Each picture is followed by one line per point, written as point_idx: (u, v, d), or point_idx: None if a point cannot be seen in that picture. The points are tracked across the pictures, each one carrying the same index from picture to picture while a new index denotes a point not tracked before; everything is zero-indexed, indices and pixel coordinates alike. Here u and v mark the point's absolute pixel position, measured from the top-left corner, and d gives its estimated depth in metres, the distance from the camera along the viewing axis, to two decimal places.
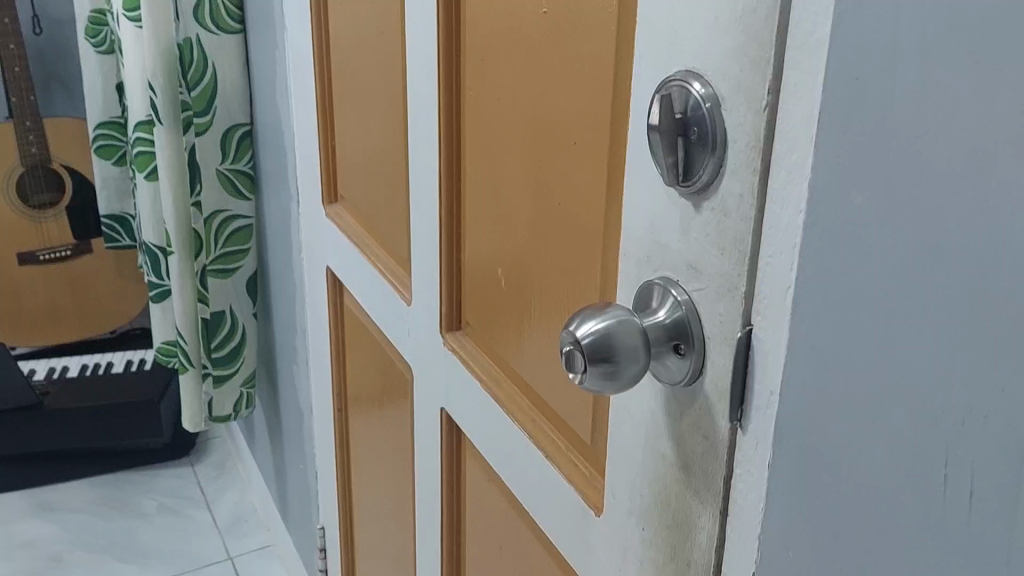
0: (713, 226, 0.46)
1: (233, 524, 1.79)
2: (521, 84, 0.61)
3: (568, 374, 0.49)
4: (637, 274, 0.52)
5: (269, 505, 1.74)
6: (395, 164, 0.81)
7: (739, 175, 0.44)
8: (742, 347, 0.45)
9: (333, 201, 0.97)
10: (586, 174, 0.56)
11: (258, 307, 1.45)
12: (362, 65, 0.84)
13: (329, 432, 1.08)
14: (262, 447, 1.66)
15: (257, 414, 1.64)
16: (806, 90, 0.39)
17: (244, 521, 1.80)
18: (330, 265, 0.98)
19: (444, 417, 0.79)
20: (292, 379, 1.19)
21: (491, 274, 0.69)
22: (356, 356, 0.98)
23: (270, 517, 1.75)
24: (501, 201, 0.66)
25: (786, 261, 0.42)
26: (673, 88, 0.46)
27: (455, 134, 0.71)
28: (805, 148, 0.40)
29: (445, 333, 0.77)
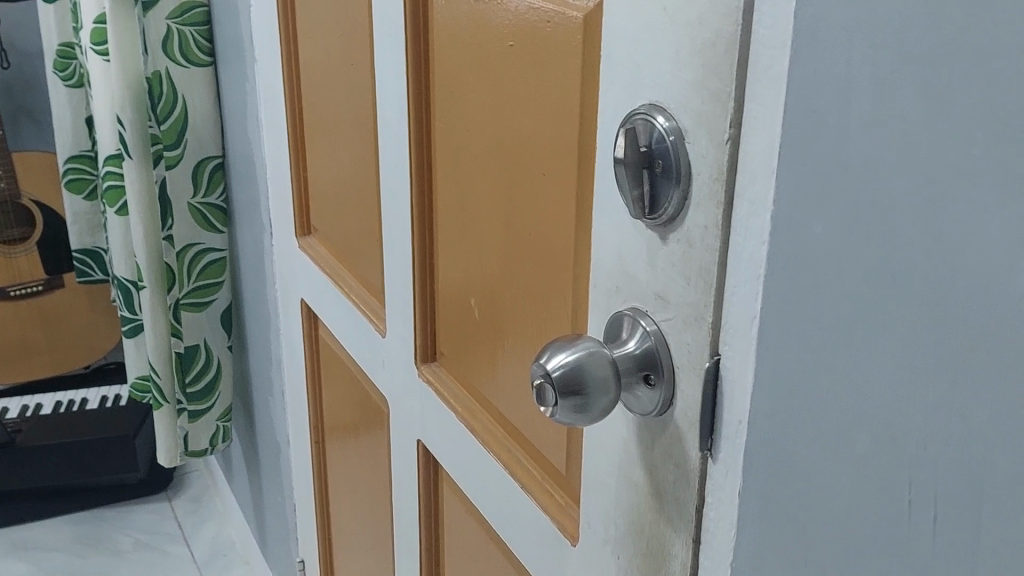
0: (679, 257, 0.46)
1: (212, 558, 1.78)
2: (490, 118, 0.61)
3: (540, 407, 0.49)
4: (606, 304, 0.52)
5: (248, 537, 1.73)
6: (367, 197, 0.81)
7: (703, 206, 0.44)
8: (710, 377, 0.46)
9: (306, 234, 0.97)
10: (555, 205, 0.56)
11: (233, 339, 1.44)
12: (332, 99, 0.85)
13: (307, 465, 1.07)
14: (240, 479, 1.65)
15: (235, 446, 1.62)
16: (765, 123, 0.40)
17: (223, 554, 1.79)
18: (305, 298, 0.98)
19: (421, 449, 0.79)
20: (268, 411, 1.19)
21: (465, 305, 0.69)
22: (332, 389, 0.98)
23: (249, 549, 1.73)
24: (472, 233, 0.66)
25: (751, 291, 0.43)
26: (637, 121, 0.46)
27: (426, 166, 0.71)
28: (767, 179, 0.41)
29: (419, 365, 0.77)
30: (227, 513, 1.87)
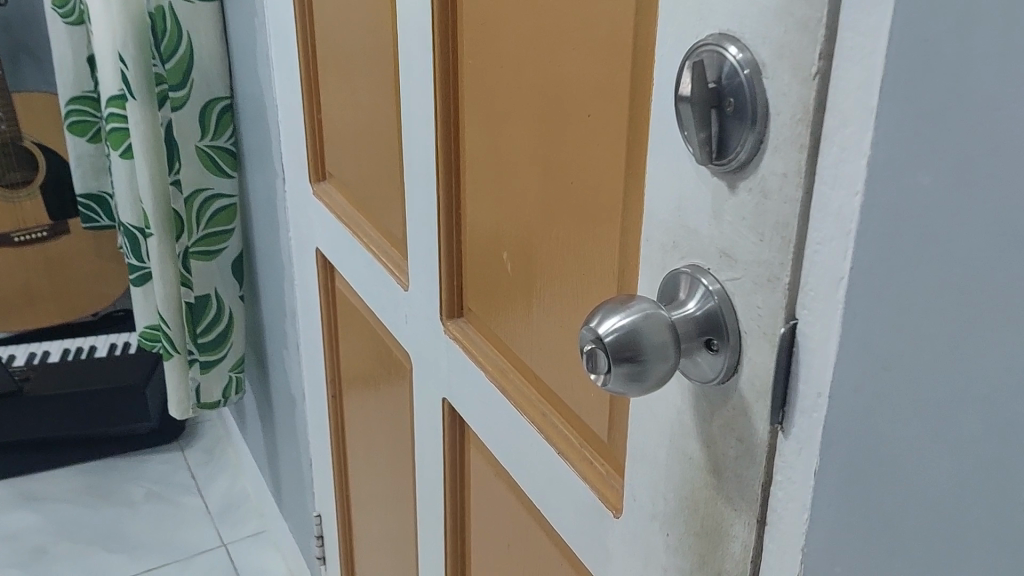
0: (750, 209, 0.41)
1: (226, 510, 1.75)
2: (527, 51, 0.56)
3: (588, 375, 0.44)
4: (661, 260, 0.47)
5: (261, 489, 1.70)
6: (387, 139, 0.76)
7: (783, 151, 0.39)
8: (785, 343, 0.41)
9: (321, 179, 0.91)
10: (603, 147, 0.51)
11: (244, 288, 1.39)
12: (350, 34, 0.79)
13: (324, 420, 1.03)
14: (253, 430, 1.61)
15: (247, 397, 1.59)
16: (863, 55, 0.35)
17: (237, 506, 1.76)
18: (320, 246, 0.92)
19: (446, 408, 0.74)
20: (281, 363, 1.14)
21: (496, 258, 0.64)
22: (350, 342, 0.93)
23: (264, 502, 1.71)
24: (505, 179, 0.61)
25: (838, 249, 0.37)
26: (704, 54, 0.41)
27: (453, 106, 0.66)
28: (864, 120, 0.35)
29: (445, 321, 0.72)
30: (240, 465, 1.84)
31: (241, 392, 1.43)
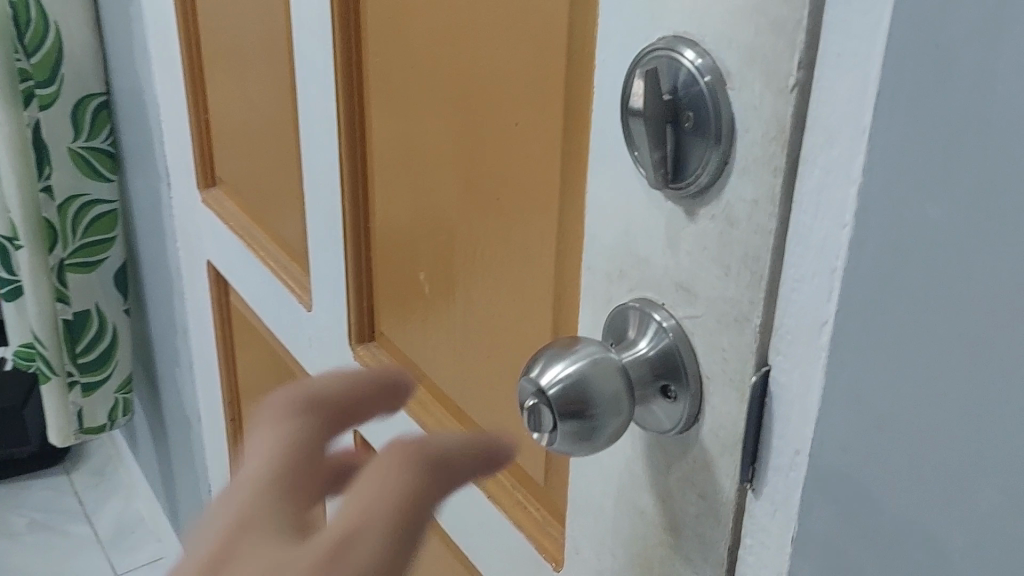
0: (713, 238, 0.35)
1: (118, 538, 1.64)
2: (442, 48, 0.50)
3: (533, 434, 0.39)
4: (606, 291, 0.41)
5: (155, 512, 1.59)
6: (284, 144, 0.69)
7: (753, 173, 0.33)
8: (756, 393, 0.35)
9: (211, 185, 0.83)
10: (534, 157, 0.45)
11: (129, 302, 1.29)
12: (238, 26, 0.71)
13: (222, 445, 0.95)
14: (145, 451, 1.50)
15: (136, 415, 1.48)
16: (854, 64, 0.29)
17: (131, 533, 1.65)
18: (211, 258, 0.84)
19: (358, 441, 0.67)
20: (173, 383, 1.05)
21: (412, 277, 0.58)
22: (250, 363, 0.85)
23: (159, 526, 1.60)
24: (421, 192, 0.55)
25: (820, 289, 0.32)
26: (656, 61, 0.35)
27: (358, 108, 0.59)
28: (855, 140, 0.30)
29: (355, 346, 0.65)
30: (133, 487, 1.73)
31: (129, 414, 1.35)
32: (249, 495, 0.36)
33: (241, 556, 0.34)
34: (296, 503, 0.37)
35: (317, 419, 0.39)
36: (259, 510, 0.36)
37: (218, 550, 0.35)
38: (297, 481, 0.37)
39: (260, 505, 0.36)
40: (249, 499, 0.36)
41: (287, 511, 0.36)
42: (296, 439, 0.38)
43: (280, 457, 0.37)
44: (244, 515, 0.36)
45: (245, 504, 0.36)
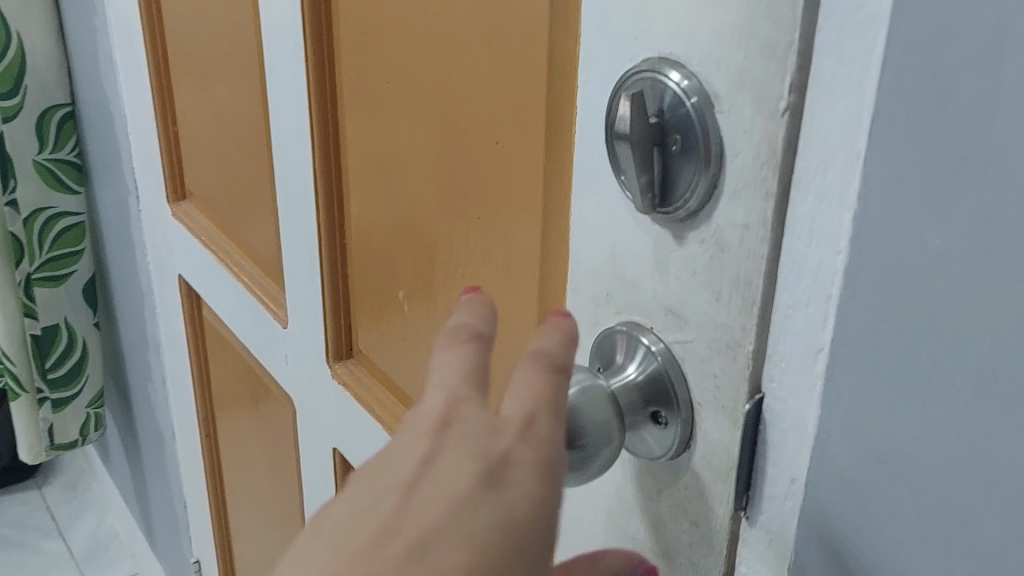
0: (704, 263, 0.35)
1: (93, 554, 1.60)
2: (419, 63, 0.48)
3: None
4: (593, 314, 0.40)
5: (130, 527, 1.56)
6: (256, 158, 0.67)
7: (743, 198, 0.32)
8: (749, 421, 0.35)
9: (181, 199, 0.81)
10: (518, 176, 0.44)
11: (98, 315, 1.27)
12: (206, 38, 0.69)
13: (198, 462, 0.93)
14: (118, 466, 1.48)
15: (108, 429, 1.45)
16: (849, 89, 0.29)
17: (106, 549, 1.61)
18: (182, 272, 0.83)
19: (338, 459, 0.66)
20: (147, 398, 1.03)
21: (391, 295, 0.57)
22: (224, 378, 0.83)
23: (134, 541, 1.57)
24: (400, 208, 0.54)
25: (815, 316, 0.31)
26: (641, 82, 0.35)
27: (332, 123, 0.57)
28: (850, 166, 0.29)
29: (333, 364, 0.64)
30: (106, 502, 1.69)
31: (101, 427, 1.33)
32: (446, 400, 0.33)
33: (455, 452, 0.31)
34: (483, 398, 0.34)
35: (485, 318, 0.36)
36: (458, 410, 0.33)
37: (425, 450, 0.32)
38: (482, 378, 0.34)
39: (457, 406, 0.33)
40: (445, 401, 0.33)
41: (481, 409, 0.33)
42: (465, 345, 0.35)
43: (465, 361, 0.34)
44: (444, 418, 0.32)
45: (441, 407, 0.33)
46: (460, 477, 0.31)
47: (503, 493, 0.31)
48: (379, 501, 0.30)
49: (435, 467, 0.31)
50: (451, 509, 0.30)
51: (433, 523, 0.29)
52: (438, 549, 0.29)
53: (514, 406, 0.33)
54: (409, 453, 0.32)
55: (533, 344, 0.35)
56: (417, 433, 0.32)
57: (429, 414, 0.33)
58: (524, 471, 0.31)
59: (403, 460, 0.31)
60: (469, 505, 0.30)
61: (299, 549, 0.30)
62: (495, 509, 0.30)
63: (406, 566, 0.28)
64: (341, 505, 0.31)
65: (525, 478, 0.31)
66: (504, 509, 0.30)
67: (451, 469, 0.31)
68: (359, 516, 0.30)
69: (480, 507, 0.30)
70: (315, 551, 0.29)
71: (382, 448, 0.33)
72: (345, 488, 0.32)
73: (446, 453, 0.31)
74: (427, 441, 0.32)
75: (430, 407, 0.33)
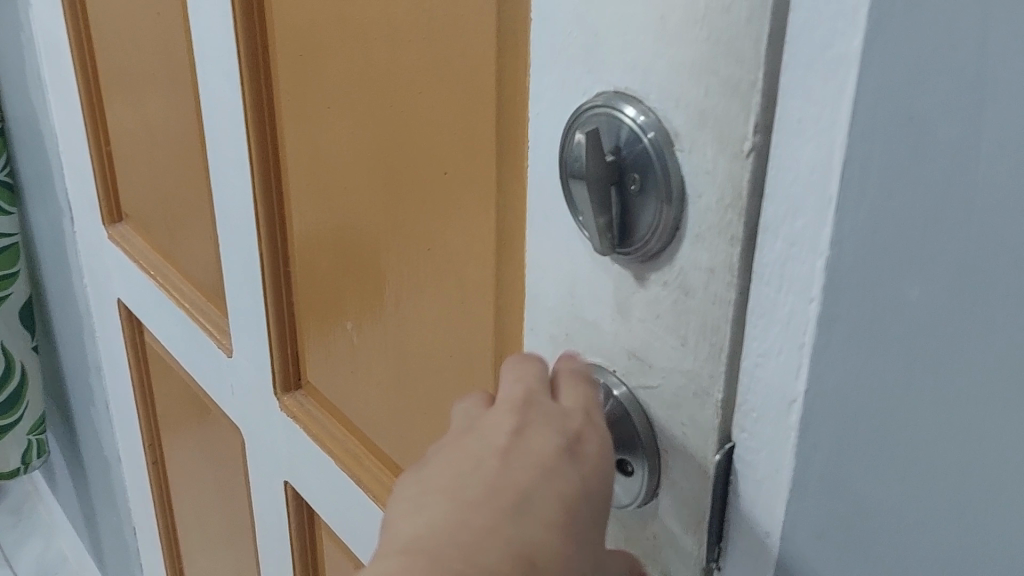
0: (668, 306, 0.33)
1: None
2: (360, 90, 0.46)
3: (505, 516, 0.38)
4: (552, 356, 0.39)
5: (81, 552, 1.51)
6: (193, 183, 0.64)
7: (707, 241, 0.31)
8: (720, 472, 0.33)
9: (118, 221, 0.78)
10: (468, 208, 0.42)
11: (38, 337, 1.23)
12: (138, 57, 0.66)
13: (146, 490, 0.90)
14: (66, 490, 1.43)
15: (53, 452, 1.40)
16: (817, 130, 0.27)
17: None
18: (121, 297, 0.79)
19: (289, 492, 0.63)
20: (91, 424, 1.00)
21: (338, 327, 0.55)
22: (169, 406, 0.80)
23: (84, 566, 1.51)
24: (345, 237, 0.51)
25: (787, 365, 0.30)
26: (595, 119, 0.33)
27: (272, 149, 0.55)
28: (821, 212, 0.28)
29: (281, 396, 0.61)
30: (54, 524, 1.57)
31: (44, 454, 1.30)
32: (521, 391, 0.35)
33: (539, 427, 0.33)
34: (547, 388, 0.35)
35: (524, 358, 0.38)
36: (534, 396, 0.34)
37: (513, 425, 0.34)
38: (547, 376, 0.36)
39: (532, 394, 0.35)
40: (521, 390, 0.35)
41: (552, 398, 0.35)
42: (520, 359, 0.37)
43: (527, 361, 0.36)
44: (523, 402, 0.35)
45: (518, 395, 0.35)
46: (545, 449, 0.32)
47: (581, 464, 0.32)
48: (478, 468, 0.32)
49: (521, 440, 0.33)
50: (542, 474, 0.32)
51: (528, 482, 0.32)
52: (535, 506, 0.31)
53: (573, 396, 0.35)
54: (496, 430, 0.34)
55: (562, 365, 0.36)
56: (501, 413, 0.34)
57: (508, 401, 0.35)
58: (596, 447, 0.33)
59: (492, 434, 0.33)
60: (555, 469, 0.32)
61: (414, 502, 0.32)
62: (577, 477, 0.32)
63: (512, 519, 0.30)
64: (443, 469, 0.33)
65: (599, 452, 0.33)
66: (583, 480, 0.32)
67: (537, 440, 0.33)
68: (463, 475, 0.32)
69: (564, 473, 0.32)
70: (430, 504, 0.31)
71: (464, 430, 0.35)
72: (440, 457, 0.34)
73: (534, 425, 0.33)
74: (513, 418, 0.34)
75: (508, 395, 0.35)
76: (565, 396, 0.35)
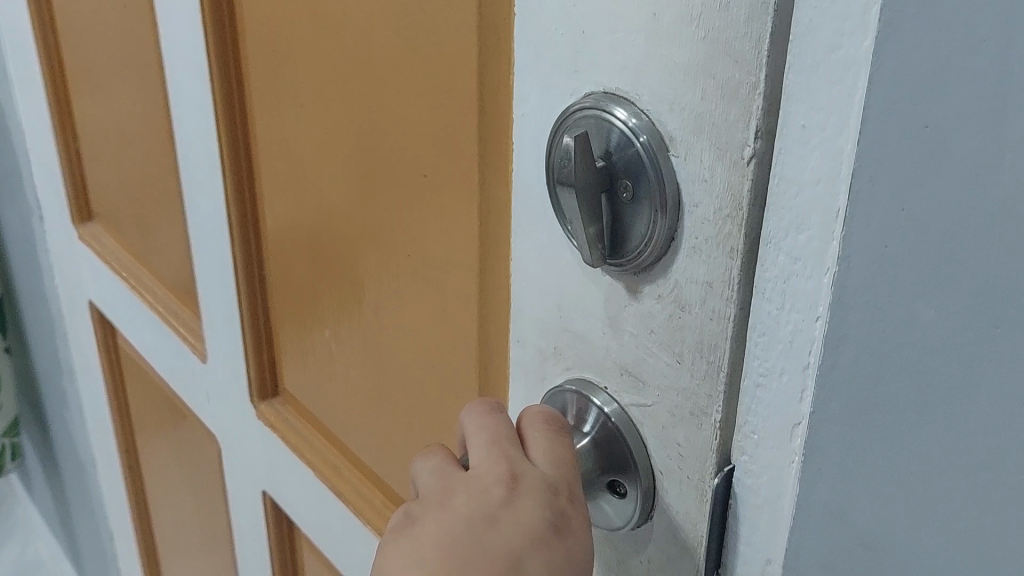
0: (662, 321, 0.31)
1: None
2: (335, 90, 0.44)
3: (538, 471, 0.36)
4: (538, 370, 0.37)
5: (60, 554, 1.48)
6: (164, 182, 0.62)
7: (704, 255, 0.29)
8: (719, 496, 0.31)
9: (87, 220, 0.76)
10: (449, 214, 0.40)
11: (10, 336, 1.20)
12: (104, 51, 0.64)
13: (122, 495, 0.88)
14: (42, 492, 1.40)
15: (30, 454, 1.37)
16: (825, 139, 0.25)
17: None
18: (93, 299, 0.77)
19: (267, 502, 0.61)
20: (66, 427, 0.97)
21: (315, 333, 0.53)
22: (143, 410, 0.78)
23: (64, 568, 1.49)
24: (323, 241, 0.49)
25: (790, 387, 0.28)
26: (585, 122, 0.31)
27: (244, 149, 0.53)
28: (828, 225, 0.26)
29: (257, 404, 0.59)
30: (32, 526, 1.54)
31: (19, 456, 1.27)
32: (503, 460, 0.33)
33: (525, 499, 0.32)
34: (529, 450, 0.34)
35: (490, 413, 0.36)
36: (518, 462, 0.33)
37: (500, 494, 0.32)
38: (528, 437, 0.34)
39: (514, 459, 0.33)
40: (503, 456, 0.34)
41: (530, 466, 0.33)
42: (493, 423, 0.35)
43: (501, 425, 0.35)
44: (506, 469, 0.33)
45: (502, 457, 0.34)
46: (534, 519, 0.32)
47: (569, 537, 0.32)
48: (466, 535, 0.31)
49: (508, 508, 0.32)
50: (530, 546, 0.31)
51: (517, 558, 0.31)
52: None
53: (552, 464, 0.33)
54: (482, 501, 0.32)
55: (532, 409, 0.35)
56: (486, 481, 0.33)
57: (493, 470, 0.33)
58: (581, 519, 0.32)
59: (478, 500, 0.32)
60: (542, 546, 0.31)
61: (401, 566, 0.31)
62: (561, 558, 0.31)
63: None
64: (428, 539, 0.32)
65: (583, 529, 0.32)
66: (568, 558, 0.31)
67: (524, 511, 0.32)
68: (450, 544, 0.31)
69: (551, 550, 0.31)
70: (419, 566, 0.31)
71: (447, 490, 0.34)
72: (425, 522, 0.33)
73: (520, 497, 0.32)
74: (500, 487, 0.33)
75: (492, 459, 0.34)
76: (545, 465, 0.33)
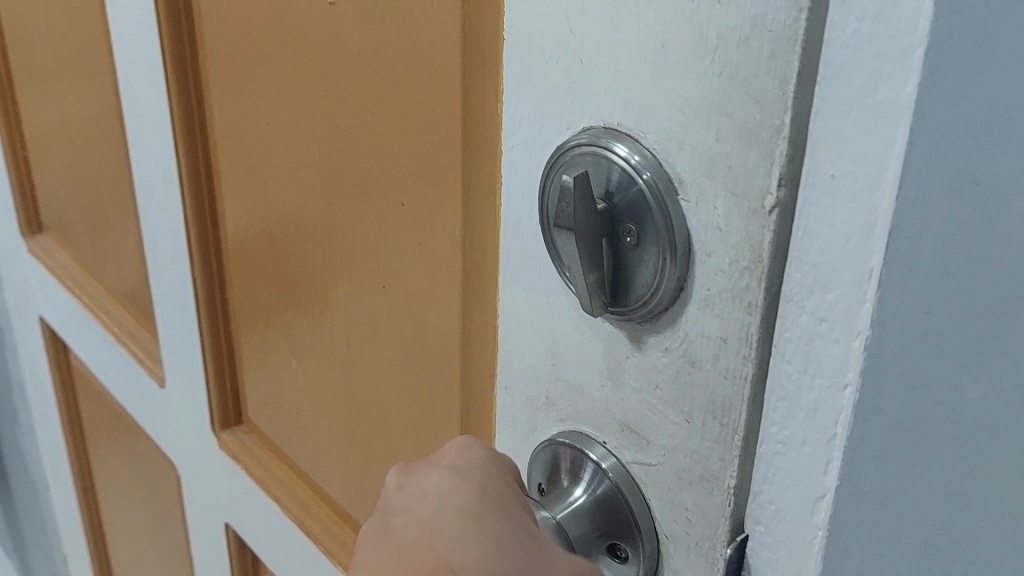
0: (670, 376, 0.28)
1: None
2: (301, 105, 0.41)
3: (558, 486, 0.33)
4: (528, 419, 0.34)
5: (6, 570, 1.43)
6: (118, 197, 0.58)
7: (718, 308, 0.26)
8: (732, 566, 0.28)
9: (37, 232, 0.72)
10: (428, 246, 0.37)
11: None
12: (54, 57, 0.60)
13: (77, 517, 0.84)
14: None
15: None
16: (857, 190, 0.22)
17: None
18: (45, 315, 0.73)
19: (230, 535, 0.58)
20: (16, 444, 0.93)
21: (282, 359, 0.50)
22: (97, 431, 0.74)
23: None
24: (289, 263, 0.46)
25: (813, 458, 0.25)
26: (582, 160, 0.28)
27: (203, 163, 0.49)
28: (858, 285, 0.23)
29: (219, 432, 0.56)
30: None
31: None
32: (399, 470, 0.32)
33: (422, 474, 0.30)
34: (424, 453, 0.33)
35: None
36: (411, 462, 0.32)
37: (398, 484, 0.30)
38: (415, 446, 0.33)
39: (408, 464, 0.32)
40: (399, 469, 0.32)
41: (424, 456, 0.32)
42: None
43: None
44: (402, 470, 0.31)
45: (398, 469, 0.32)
46: (434, 475, 0.30)
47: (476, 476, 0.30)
48: (384, 526, 0.29)
49: (412, 485, 0.30)
50: (441, 494, 0.29)
51: (431, 507, 0.28)
52: (449, 512, 0.28)
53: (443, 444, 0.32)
54: (386, 499, 0.30)
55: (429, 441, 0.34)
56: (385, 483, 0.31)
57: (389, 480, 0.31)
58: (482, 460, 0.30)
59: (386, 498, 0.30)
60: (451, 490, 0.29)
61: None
62: (473, 487, 0.29)
63: (432, 533, 0.27)
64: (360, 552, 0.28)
65: (483, 457, 0.30)
66: (481, 488, 0.29)
67: (424, 479, 0.30)
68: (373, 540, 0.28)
69: (459, 488, 0.29)
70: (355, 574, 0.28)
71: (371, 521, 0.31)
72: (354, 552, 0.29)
73: (418, 475, 0.30)
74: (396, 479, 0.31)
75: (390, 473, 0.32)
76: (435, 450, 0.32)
